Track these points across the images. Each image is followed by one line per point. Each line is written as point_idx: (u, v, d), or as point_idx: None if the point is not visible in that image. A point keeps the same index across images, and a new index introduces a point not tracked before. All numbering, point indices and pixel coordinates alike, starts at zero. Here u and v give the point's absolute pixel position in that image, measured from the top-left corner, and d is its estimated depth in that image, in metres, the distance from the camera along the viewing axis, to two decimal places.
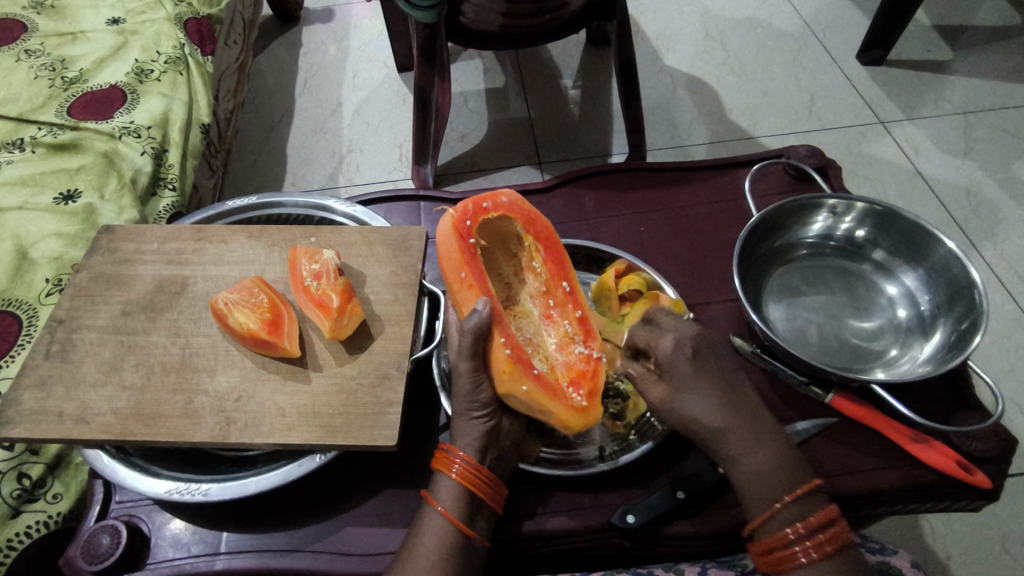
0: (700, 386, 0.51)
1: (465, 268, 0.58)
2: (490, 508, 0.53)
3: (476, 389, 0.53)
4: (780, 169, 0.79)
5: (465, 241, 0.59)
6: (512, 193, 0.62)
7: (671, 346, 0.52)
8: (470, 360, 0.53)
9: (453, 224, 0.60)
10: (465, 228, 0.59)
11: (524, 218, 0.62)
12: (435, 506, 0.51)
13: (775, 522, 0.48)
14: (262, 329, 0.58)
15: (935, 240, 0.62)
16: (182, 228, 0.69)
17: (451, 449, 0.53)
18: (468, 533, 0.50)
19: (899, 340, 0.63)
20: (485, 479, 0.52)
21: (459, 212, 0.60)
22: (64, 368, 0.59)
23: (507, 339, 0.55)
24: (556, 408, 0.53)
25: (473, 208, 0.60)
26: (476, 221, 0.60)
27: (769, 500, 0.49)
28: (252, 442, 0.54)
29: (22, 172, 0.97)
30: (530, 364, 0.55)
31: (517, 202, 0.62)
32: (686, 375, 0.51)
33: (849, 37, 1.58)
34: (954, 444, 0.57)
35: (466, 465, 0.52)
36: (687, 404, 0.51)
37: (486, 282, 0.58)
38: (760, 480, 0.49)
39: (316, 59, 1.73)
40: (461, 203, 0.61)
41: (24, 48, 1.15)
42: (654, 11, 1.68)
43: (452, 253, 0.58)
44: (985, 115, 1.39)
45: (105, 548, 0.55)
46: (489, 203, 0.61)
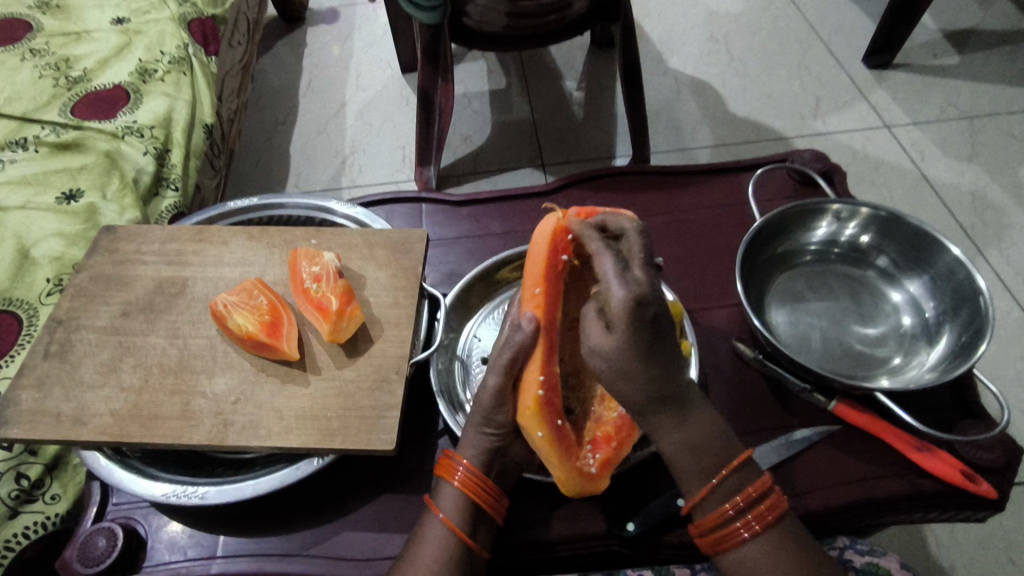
0: (654, 353, 0.42)
1: (540, 286, 0.54)
2: (491, 517, 0.52)
3: (496, 408, 0.52)
4: (783, 173, 0.78)
5: (556, 255, 0.55)
6: None
7: (624, 300, 0.40)
8: (501, 377, 0.51)
9: (557, 232, 0.56)
10: (562, 242, 0.56)
11: None
12: (436, 513, 0.51)
13: (712, 501, 0.46)
14: (261, 331, 0.58)
15: (941, 246, 0.61)
16: (183, 229, 0.69)
17: (456, 456, 0.53)
18: (469, 541, 0.50)
19: (903, 347, 0.62)
20: (487, 488, 0.51)
21: (565, 222, 0.56)
22: (62, 369, 0.59)
23: (548, 379, 0.50)
24: (560, 465, 0.50)
25: (584, 223, 0.57)
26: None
27: (705, 475, 0.46)
28: (249, 445, 0.54)
29: (25, 171, 0.97)
30: (558, 416, 0.50)
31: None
32: (642, 342, 0.41)
33: (854, 40, 1.57)
34: (959, 453, 0.56)
35: (468, 473, 0.51)
36: (629, 364, 0.41)
37: (557, 309, 0.53)
38: (686, 453, 0.45)
39: (320, 60, 1.73)
40: (575, 214, 0.58)
41: (29, 48, 1.16)
42: (658, 13, 1.68)
43: (538, 260, 0.55)
44: (991, 119, 1.38)
45: (101, 551, 0.54)
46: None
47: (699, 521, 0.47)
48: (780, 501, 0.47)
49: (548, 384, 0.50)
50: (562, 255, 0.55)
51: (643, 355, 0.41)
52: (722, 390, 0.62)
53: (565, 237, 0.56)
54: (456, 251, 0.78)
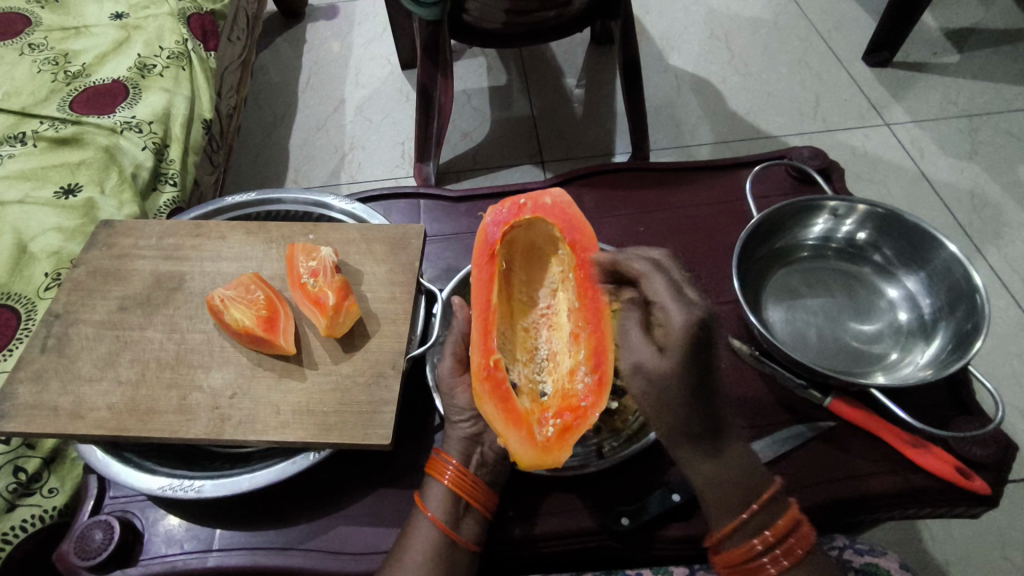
0: (703, 385, 0.44)
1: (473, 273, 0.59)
2: (481, 513, 0.53)
3: (453, 393, 0.55)
4: (782, 170, 0.78)
5: (486, 248, 0.60)
6: (560, 196, 0.61)
7: (684, 321, 0.44)
8: (450, 360, 0.56)
9: (487, 226, 0.61)
10: (492, 232, 0.60)
11: (565, 225, 0.60)
12: (424, 511, 0.52)
13: (740, 535, 0.46)
14: (258, 326, 0.58)
15: (937, 243, 0.62)
16: (181, 224, 0.69)
17: (444, 454, 0.53)
18: (455, 537, 0.51)
19: (899, 343, 0.62)
20: (474, 486, 0.52)
21: (496, 215, 0.61)
22: (60, 362, 0.59)
23: (487, 352, 0.54)
24: (512, 438, 0.50)
25: (513, 209, 0.61)
26: (509, 223, 0.61)
27: (734, 509, 0.46)
28: (245, 439, 0.54)
29: (23, 166, 0.97)
30: (502, 384, 0.52)
31: (561, 203, 0.61)
32: (694, 365, 0.43)
33: (855, 38, 1.57)
34: (953, 449, 0.56)
35: (457, 471, 0.52)
36: (677, 389, 0.44)
37: (490, 290, 0.58)
38: (718, 487, 0.46)
39: (320, 56, 1.73)
40: (505, 203, 0.61)
41: (28, 42, 1.16)
42: (659, 10, 1.68)
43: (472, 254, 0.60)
44: (991, 117, 1.38)
45: (98, 544, 0.55)
46: (527, 201, 0.61)
47: (724, 552, 0.47)
48: (809, 535, 0.47)
49: (487, 356, 0.54)
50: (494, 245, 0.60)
51: (696, 381, 0.44)
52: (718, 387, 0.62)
53: (496, 227, 0.60)
54: (454, 247, 0.78)
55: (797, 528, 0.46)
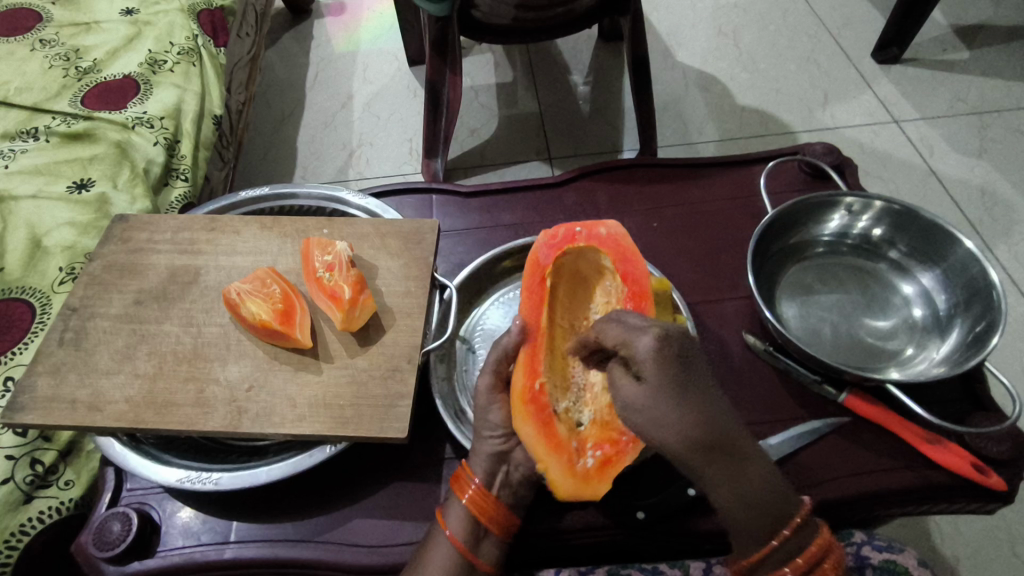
0: (688, 398, 0.39)
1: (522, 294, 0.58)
2: (502, 534, 0.52)
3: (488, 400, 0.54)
4: (795, 166, 0.78)
5: (536, 274, 0.58)
6: (614, 225, 0.60)
7: (650, 345, 0.41)
8: (490, 376, 0.54)
9: (538, 249, 0.60)
10: (544, 256, 0.59)
11: (617, 255, 0.58)
12: (444, 529, 0.52)
13: (770, 561, 0.42)
14: (274, 319, 0.58)
15: (953, 239, 0.61)
16: (196, 218, 0.70)
17: (469, 472, 0.53)
18: (472, 558, 0.51)
19: (915, 339, 0.62)
20: (496, 510, 0.52)
21: (551, 237, 0.60)
22: (77, 355, 0.60)
23: (533, 378, 0.53)
24: (551, 465, 0.50)
25: (567, 233, 0.60)
26: (562, 248, 0.59)
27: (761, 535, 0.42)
28: (262, 432, 0.54)
29: (36, 161, 0.97)
30: (545, 410, 0.52)
31: (617, 233, 0.59)
32: (671, 378, 0.39)
33: (863, 34, 1.56)
34: (969, 445, 0.56)
35: (477, 491, 0.52)
36: (668, 412, 0.39)
37: (537, 315, 0.56)
38: (744, 508, 0.41)
39: (327, 52, 1.73)
40: (558, 227, 0.60)
41: (39, 38, 1.16)
42: (666, 7, 1.67)
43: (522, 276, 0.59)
44: (1001, 115, 1.37)
45: (117, 535, 0.55)
46: (582, 230, 0.60)
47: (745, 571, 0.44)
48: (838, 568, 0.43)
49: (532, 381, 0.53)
50: (544, 270, 0.58)
51: (683, 397, 0.39)
52: (731, 382, 0.62)
53: (548, 252, 0.59)
54: (467, 242, 0.78)
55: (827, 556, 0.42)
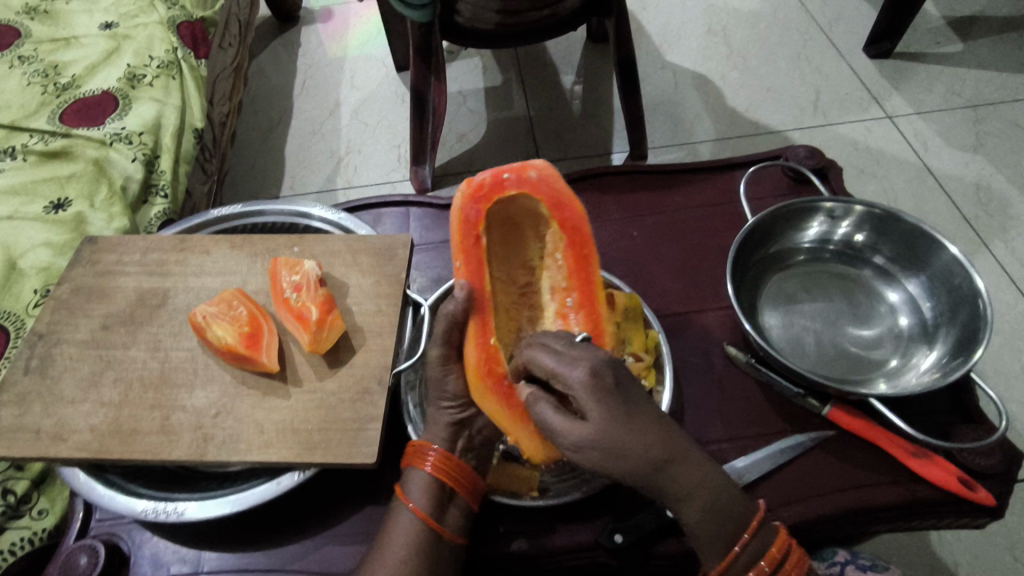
0: (633, 417, 0.41)
1: (461, 257, 0.55)
2: (463, 501, 0.52)
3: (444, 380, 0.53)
4: (778, 171, 0.76)
5: (469, 229, 0.55)
6: (543, 167, 0.57)
7: (582, 376, 0.41)
8: (441, 347, 0.54)
9: (466, 202, 0.56)
10: (472, 212, 0.55)
11: (551, 201, 0.57)
12: (405, 502, 0.51)
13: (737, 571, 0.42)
14: (240, 343, 0.57)
15: (938, 245, 0.59)
16: (166, 238, 0.68)
17: (428, 442, 0.52)
18: (439, 528, 0.49)
19: (900, 349, 0.60)
20: (458, 471, 0.51)
21: (477, 188, 0.56)
22: (43, 384, 0.58)
23: (484, 345, 0.53)
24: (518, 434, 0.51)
25: (495, 182, 0.56)
26: (491, 199, 0.56)
27: (724, 544, 0.42)
28: (229, 460, 0.53)
29: (13, 180, 0.96)
30: (502, 380, 0.52)
31: (546, 177, 0.57)
32: (612, 408, 0.40)
33: (855, 29, 1.54)
34: (957, 460, 0.54)
35: (440, 455, 0.51)
36: (616, 440, 0.40)
37: (481, 274, 0.55)
38: (710, 519, 0.42)
39: (314, 60, 1.71)
40: (481, 177, 0.56)
41: (18, 55, 1.15)
42: (655, 6, 1.66)
43: (453, 237, 0.56)
44: (996, 108, 1.35)
45: (83, 569, 0.54)
46: (511, 177, 0.56)
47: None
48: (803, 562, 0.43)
49: (485, 350, 0.53)
50: (476, 225, 0.55)
51: (627, 419, 0.40)
52: (713, 396, 0.60)
53: (475, 207, 0.55)
54: (445, 255, 0.77)
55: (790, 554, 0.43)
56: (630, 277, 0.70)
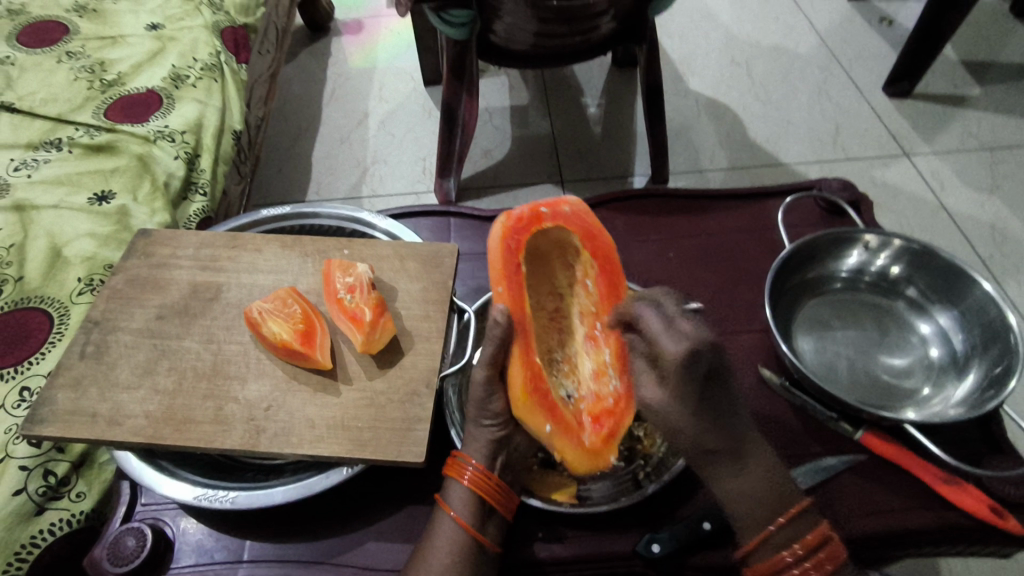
0: (699, 410, 0.45)
1: (503, 282, 0.58)
2: (500, 514, 0.53)
3: (488, 399, 0.54)
4: (811, 202, 0.79)
5: (511, 256, 0.59)
6: (575, 203, 0.62)
7: (676, 353, 0.44)
8: (487, 368, 0.53)
9: (505, 233, 0.60)
10: (513, 242, 0.59)
11: (582, 232, 0.61)
12: (447, 511, 0.52)
13: (770, 546, 0.48)
14: (295, 339, 0.59)
15: (972, 281, 0.62)
16: (218, 235, 0.71)
17: (464, 457, 0.54)
18: (479, 539, 0.51)
19: (931, 379, 0.62)
20: (495, 486, 0.53)
21: (513, 221, 0.60)
22: (98, 369, 0.60)
23: (528, 364, 0.54)
24: (567, 449, 0.53)
25: (532, 216, 0.61)
26: (529, 230, 0.60)
27: (760, 522, 0.48)
28: (280, 452, 0.55)
29: (59, 171, 0.99)
30: (546, 397, 0.54)
31: (579, 211, 0.62)
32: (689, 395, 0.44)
33: (875, 68, 1.58)
34: (987, 488, 0.56)
35: (478, 471, 0.53)
36: (681, 415, 0.46)
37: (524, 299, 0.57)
38: (740, 503, 0.48)
39: (344, 69, 1.75)
40: (519, 210, 0.61)
41: (66, 50, 1.18)
42: (680, 35, 1.70)
43: (495, 265, 0.59)
44: (1011, 151, 1.38)
45: (131, 551, 0.55)
46: (548, 211, 0.61)
47: (754, 567, 0.49)
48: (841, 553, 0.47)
49: (530, 370, 0.54)
50: (516, 253, 0.59)
51: (699, 402, 0.45)
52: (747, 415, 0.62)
53: (515, 237, 0.59)
54: (484, 266, 0.80)
55: (827, 543, 0.47)
56: None
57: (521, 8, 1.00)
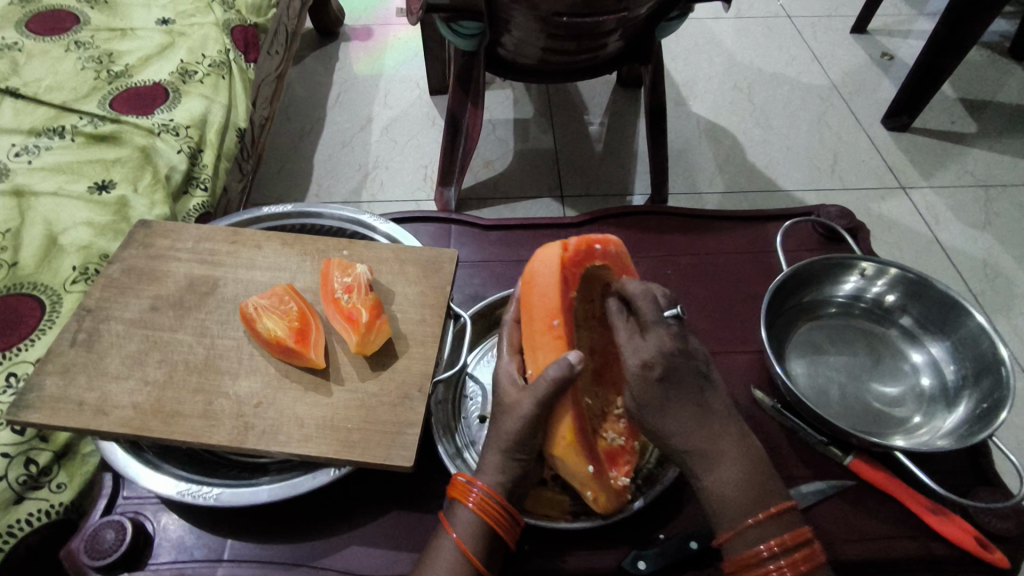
0: (668, 407, 0.51)
1: (559, 317, 0.55)
2: (505, 543, 0.52)
3: (529, 433, 0.52)
4: (809, 228, 0.80)
5: (566, 291, 0.56)
6: (620, 245, 0.61)
7: (637, 364, 0.51)
8: (536, 407, 0.51)
9: (562, 266, 0.57)
10: (570, 275, 0.57)
11: (622, 277, 0.60)
12: (449, 532, 0.51)
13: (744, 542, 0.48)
14: (290, 337, 0.58)
15: (966, 313, 0.63)
16: (218, 230, 0.70)
17: (471, 478, 0.52)
18: (480, 567, 0.50)
19: (922, 408, 0.62)
20: (504, 515, 0.51)
21: (570, 253, 0.58)
22: (88, 357, 0.59)
23: (577, 406, 0.53)
24: (599, 490, 0.54)
25: (586, 251, 0.59)
26: (583, 266, 0.58)
27: (740, 516, 0.49)
28: (268, 450, 0.54)
29: (60, 159, 0.98)
30: (590, 441, 0.54)
31: (621, 256, 0.61)
32: (655, 399, 0.51)
33: (874, 101, 1.61)
34: (973, 519, 0.56)
35: (485, 495, 0.51)
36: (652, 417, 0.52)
37: (572, 336, 0.56)
38: (719, 496, 0.50)
39: (350, 74, 1.76)
40: (574, 241, 0.59)
41: (75, 40, 1.18)
42: (685, 58, 1.72)
43: (550, 297, 0.56)
44: (1005, 189, 1.41)
45: (109, 544, 0.54)
46: (600, 249, 0.59)
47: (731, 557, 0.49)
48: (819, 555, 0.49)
49: (578, 413, 0.53)
50: (570, 289, 0.57)
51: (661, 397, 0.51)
52: None
53: (571, 271, 0.57)
54: (482, 275, 0.80)
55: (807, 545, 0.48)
56: None
57: (530, 23, 1.01)
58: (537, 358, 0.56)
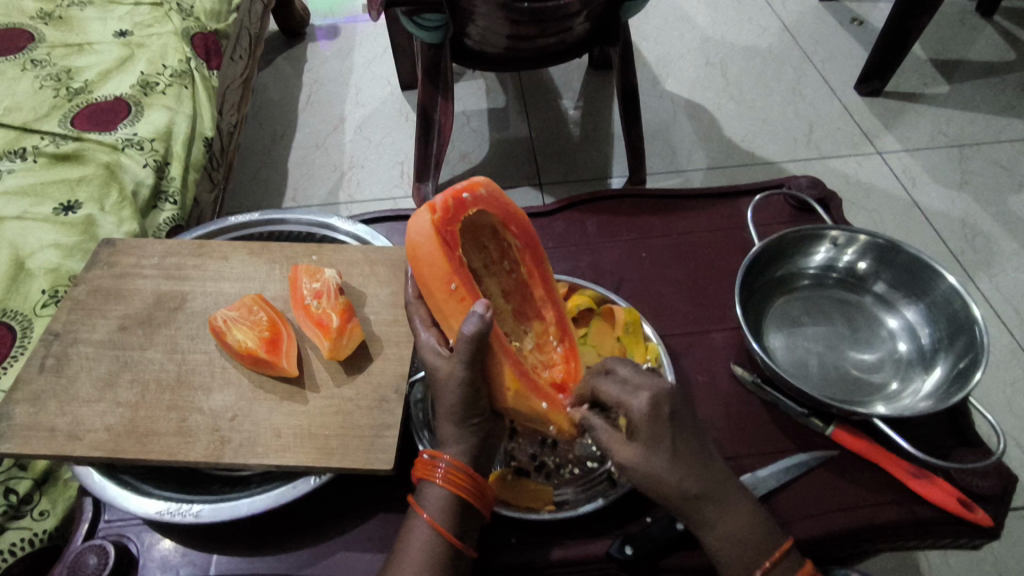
0: (678, 449, 0.48)
1: (454, 280, 0.54)
2: (476, 512, 0.51)
3: (473, 399, 0.51)
4: (781, 200, 0.80)
5: (451, 250, 0.55)
6: (489, 182, 0.58)
7: (644, 406, 0.46)
8: (467, 369, 0.50)
9: (437, 229, 0.55)
10: (447, 235, 0.55)
11: (502, 213, 0.59)
12: (420, 513, 0.50)
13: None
14: (261, 347, 0.58)
15: (936, 275, 0.63)
16: (184, 243, 0.69)
17: (436, 455, 0.52)
18: (455, 542, 0.49)
19: (899, 373, 0.63)
20: (471, 483, 0.51)
21: (439, 213, 0.55)
22: (58, 382, 0.58)
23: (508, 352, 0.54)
24: (556, 417, 0.54)
25: (453, 204, 0.56)
26: (458, 219, 0.56)
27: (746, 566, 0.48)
28: (245, 463, 0.53)
29: (23, 181, 0.97)
30: (532, 379, 0.54)
31: (494, 193, 0.59)
32: (658, 436, 0.47)
33: (846, 67, 1.60)
34: (955, 481, 0.56)
35: (451, 468, 0.51)
36: (660, 466, 0.47)
37: (475, 289, 0.55)
38: (734, 545, 0.48)
39: (320, 75, 1.74)
40: (439, 200, 0.56)
41: (31, 58, 1.16)
42: (655, 37, 1.71)
43: (438, 264, 0.54)
44: (980, 148, 1.41)
45: (92, 569, 0.54)
46: (469, 195, 0.57)
47: None
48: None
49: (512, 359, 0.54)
50: (455, 248, 0.55)
51: (671, 447, 0.47)
52: (720, 413, 0.62)
53: (448, 229, 0.55)
54: None
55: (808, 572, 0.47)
56: (638, 296, 0.73)
57: (492, 11, 0.99)
58: (453, 325, 0.55)
